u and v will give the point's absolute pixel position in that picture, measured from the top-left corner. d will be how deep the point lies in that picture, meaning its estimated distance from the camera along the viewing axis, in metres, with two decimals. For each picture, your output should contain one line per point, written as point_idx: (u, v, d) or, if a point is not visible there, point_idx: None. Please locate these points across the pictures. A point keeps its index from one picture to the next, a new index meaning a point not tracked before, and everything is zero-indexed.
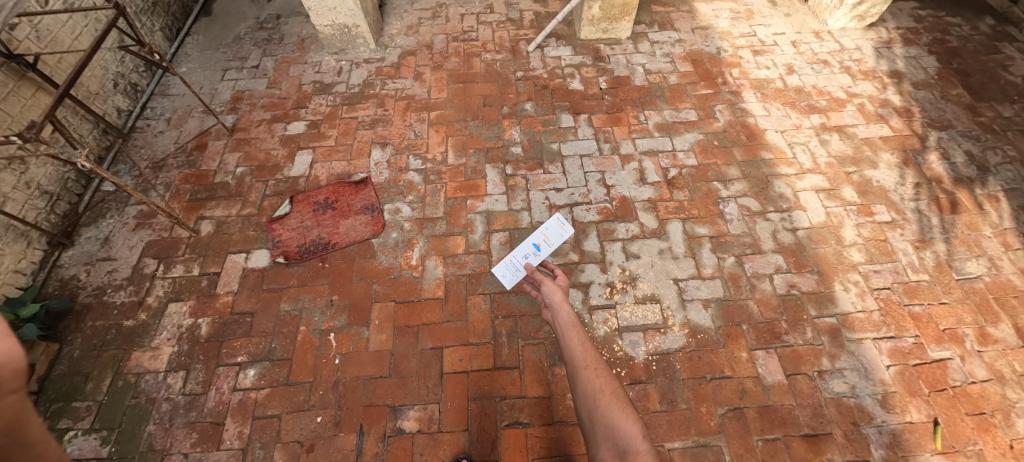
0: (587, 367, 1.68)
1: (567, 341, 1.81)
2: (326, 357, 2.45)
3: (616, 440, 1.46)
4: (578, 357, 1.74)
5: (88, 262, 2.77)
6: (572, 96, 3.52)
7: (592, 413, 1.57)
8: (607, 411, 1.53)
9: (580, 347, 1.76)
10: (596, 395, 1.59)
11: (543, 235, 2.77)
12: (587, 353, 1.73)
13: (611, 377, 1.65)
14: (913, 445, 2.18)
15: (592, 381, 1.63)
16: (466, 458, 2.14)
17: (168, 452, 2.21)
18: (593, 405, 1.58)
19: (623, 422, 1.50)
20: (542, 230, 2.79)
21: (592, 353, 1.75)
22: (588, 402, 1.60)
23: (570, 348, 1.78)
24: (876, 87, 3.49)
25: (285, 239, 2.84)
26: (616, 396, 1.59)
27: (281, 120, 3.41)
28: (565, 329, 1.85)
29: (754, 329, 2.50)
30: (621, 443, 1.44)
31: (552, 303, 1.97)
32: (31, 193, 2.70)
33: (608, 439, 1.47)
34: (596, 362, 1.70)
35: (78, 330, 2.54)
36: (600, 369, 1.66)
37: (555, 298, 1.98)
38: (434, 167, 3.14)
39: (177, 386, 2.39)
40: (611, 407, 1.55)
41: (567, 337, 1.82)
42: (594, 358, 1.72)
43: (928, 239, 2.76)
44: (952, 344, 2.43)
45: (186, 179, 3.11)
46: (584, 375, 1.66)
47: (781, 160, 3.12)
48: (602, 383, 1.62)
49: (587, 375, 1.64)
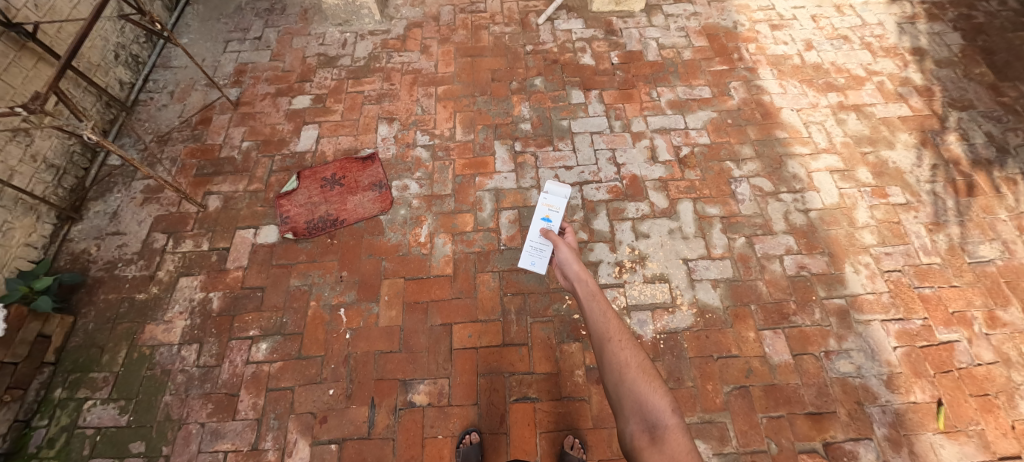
0: (613, 339, 1.67)
1: (590, 313, 1.83)
2: (337, 331, 2.48)
3: (645, 415, 1.46)
4: (602, 329, 1.74)
5: (98, 236, 2.77)
6: (583, 71, 3.43)
7: (619, 386, 1.56)
8: (634, 384, 1.53)
9: (604, 319, 1.76)
10: (622, 368, 1.58)
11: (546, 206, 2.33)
12: (611, 325, 1.73)
13: (636, 349, 1.64)
14: (915, 424, 2.21)
15: (617, 354, 1.62)
16: (476, 431, 2.19)
17: (185, 422, 2.27)
18: (620, 379, 1.57)
19: (652, 396, 1.50)
20: (543, 200, 2.33)
21: (616, 324, 1.73)
22: (614, 375, 1.59)
23: (593, 320, 1.78)
24: (897, 64, 3.39)
25: (293, 216, 2.82)
26: (643, 369, 1.58)
27: (285, 95, 3.34)
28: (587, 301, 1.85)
29: (762, 310, 2.50)
30: (651, 417, 1.45)
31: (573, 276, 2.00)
32: (37, 166, 2.68)
33: (637, 412, 1.48)
34: (621, 334, 1.69)
35: (91, 303, 2.57)
36: (625, 341, 1.65)
37: (575, 271, 2.01)
38: (442, 143, 3.10)
39: (191, 358, 2.43)
40: (638, 380, 1.54)
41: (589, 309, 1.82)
42: (618, 331, 1.71)
43: (941, 222, 2.73)
44: (960, 327, 2.43)
45: (191, 153, 3.08)
46: (610, 348, 1.66)
47: (795, 139, 3.06)
48: (628, 355, 1.62)
49: (612, 348, 1.63)
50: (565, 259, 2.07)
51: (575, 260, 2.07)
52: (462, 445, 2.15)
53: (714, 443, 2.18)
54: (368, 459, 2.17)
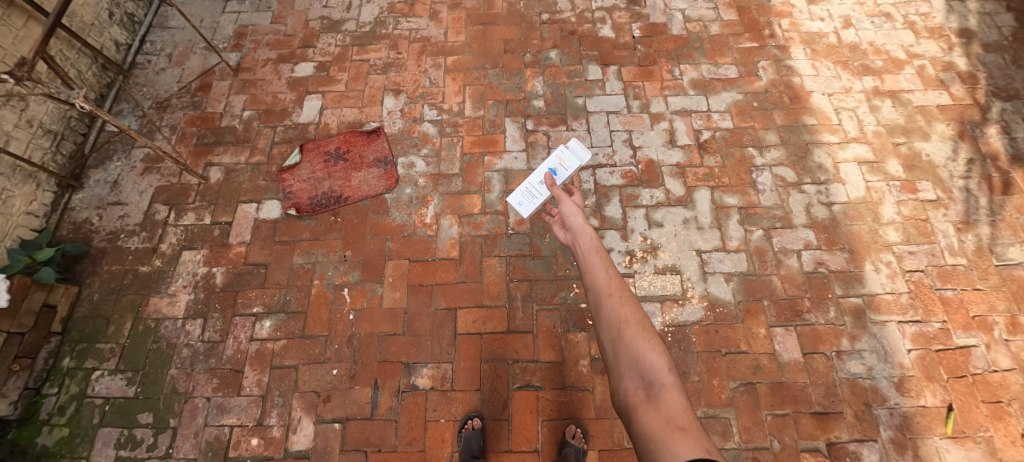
0: (611, 295, 1.60)
1: (590, 269, 1.75)
2: (340, 312, 2.46)
3: (641, 372, 1.39)
4: (602, 285, 1.67)
5: (99, 205, 2.72)
6: (601, 44, 3.22)
7: (616, 342, 1.49)
8: (632, 340, 1.46)
9: (604, 274, 1.69)
10: (621, 324, 1.52)
11: (558, 158, 2.42)
12: (611, 281, 1.66)
13: (636, 307, 1.58)
14: (922, 428, 2.18)
15: (616, 310, 1.55)
16: (478, 417, 2.19)
17: (191, 396, 2.29)
18: (617, 334, 1.50)
19: (650, 354, 1.43)
20: (558, 154, 2.44)
21: (617, 280, 1.66)
22: (612, 331, 1.53)
23: (593, 276, 1.71)
24: (941, 47, 3.15)
25: (296, 190, 2.75)
26: (642, 327, 1.52)
27: (287, 61, 3.19)
28: (589, 257, 1.77)
29: (775, 306, 2.43)
30: (647, 375, 1.37)
31: (575, 229, 1.91)
32: (33, 132, 2.59)
33: (633, 369, 1.41)
34: (621, 291, 1.62)
35: (95, 274, 2.56)
36: (625, 298, 1.58)
37: (578, 225, 1.92)
38: (450, 119, 2.96)
39: (195, 333, 2.43)
40: (636, 337, 1.47)
41: (590, 264, 1.75)
42: (618, 287, 1.64)
43: (972, 221, 2.60)
44: (980, 332, 2.36)
45: (192, 121, 2.97)
46: (608, 303, 1.59)
47: (824, 126, 2.88)
48: (627, 312, 1.55)
49: (611, 304, 1.56)
50: (569, 211, 1.98)
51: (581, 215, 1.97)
52: (464, 430, 2.15)
53: (717, 438, 2.17)
54: (371, 439, 2.19)
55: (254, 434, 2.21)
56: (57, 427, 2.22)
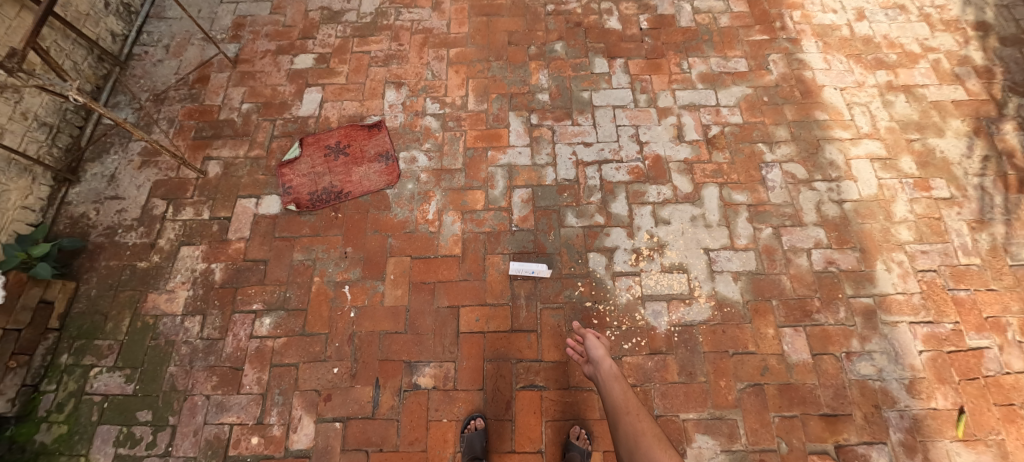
0: (628, 411, 1.69)
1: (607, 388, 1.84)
2: (341, 309, 2.42)
3: None
4: (619, 403, 1.75)
5: (96, 200, 2.68)
6: (608, 36, 3.15)
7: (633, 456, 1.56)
8: (648, 452, 1.53)
9: (622, 393, 1.78)
10: (637, 437, 1.60)
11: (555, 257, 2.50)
12: (627, 399, 1.76)
13: (652, 421, 1.66)
14: (932, 431, 2.14)
15: (633, 424, 1.64)
16: (481, 417, 2.15)
17: (190, 394, 2.27)
18: (634, 447, 1.58)
19: None
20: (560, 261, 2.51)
21: (633, 399, 1.76)
22: (630, 445, 1.60)
23: (609, 394, 1.80)
24: (956, 40, 3.06)
25: (296, 186, 2.69)
26: (658, 439, 1.59)
27: (287, 53, 3.12)
28: (607, 376, 1.87)
29: (784, 306, 2.39)
30: None
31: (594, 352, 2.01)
32: (28, 125, 2.54)
33: None
34: (638, 408, 1.71)
35: (93, 269, 2.52)
36: (642, 413, 1.67)
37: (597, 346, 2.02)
38: (453, 112, 2.90)
39: (194, 330, 2.39)
40: (651, 449, 1.54)
41: (607, 383, 1.84)
42: (635, 405, 1.73)
43: (986, 220, 2.54)
44: (992, 333, 2.31)
45: (189, 114, 2.92)
46: (625, 419, 1.68)
47: (836, 122, 2.82)
48: (643, 426, 1.63)
49: (627, 419, 1.66)
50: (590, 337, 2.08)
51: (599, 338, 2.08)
52: (467, 431, 2.11)
53: (723, 439, 2.13)
54: (373, 439, 2.16)
55: (254, 433, 2.18)
56: (56, 424, 2.19)
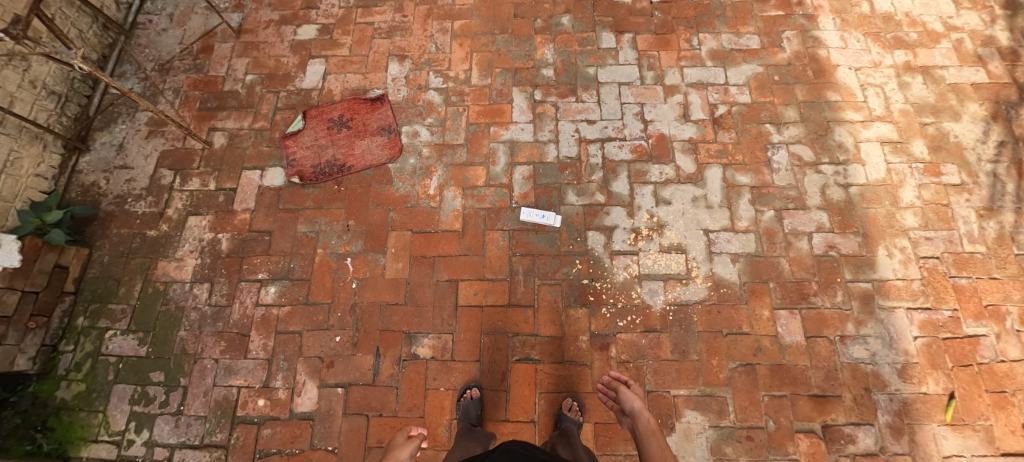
0: None
1: (646, 449, 1.71)
2: (343, 280, 2.47)
3: None
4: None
5: (106, 169, 2.74)
6: (617, 10, 3.06)
7: None
8: None
9: (660, 454, 1.66)
10: None
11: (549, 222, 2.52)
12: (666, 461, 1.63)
13: None
14: (921, 414, 2.17)
15: None
16: (477, 387, 2.22)
17: (200, 357, 2.37)
18: None
19: None
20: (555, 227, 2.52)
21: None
22: None
23: (648, 454, 1.69)
24: (983, 19, 2.94)
25: (299, 159, 2.72)
26: None
27: (290, 23, 3.09)
28: (645, 436, 1.76)
29: (781, 288, 2.40)
30: None
31: (630, 409, 1.87)
32: (37, 93, 2.57)
33: None
34: None
35: (104, 236, 2.60)
36: None
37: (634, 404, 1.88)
38: (456, 87, 2.87)
39: (202, 297, 2.48)
40: None
41: (646, 443, 1.73)
42: None
43: (995, 208, 2.50)
44: (991, 321, 2.30)
45: (194, 85, 2.93)
46: None
47: (848, 103, 2.74)
48: None
49: None
50: (625, 392, 1.94)
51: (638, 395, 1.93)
52: (462, 399, 2.18)
53: (712, 416, 2.19)
54: (373, 404, 2.25)
55: (260, 395, 2.29)
56: (75, 382, 2.32)
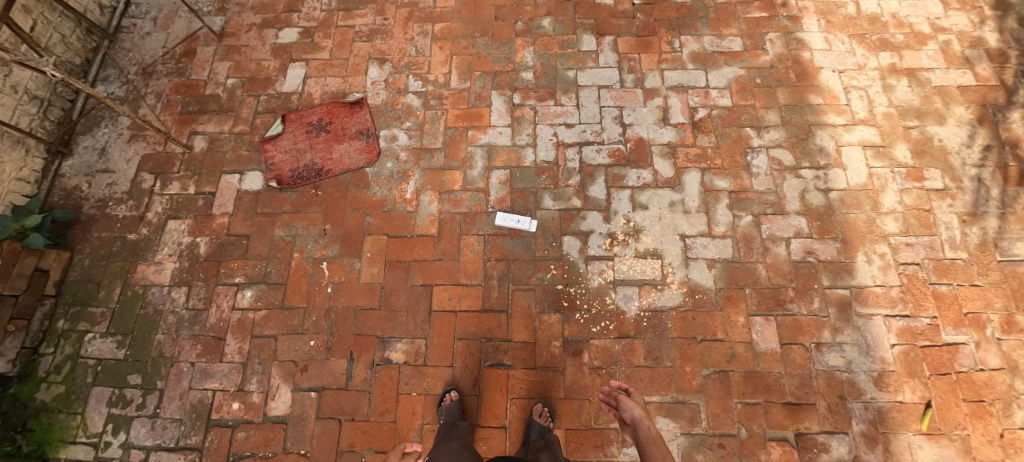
0: None
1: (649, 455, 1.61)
2: (319, 285, 2.48)
3: None
4: None
5: (88, 173, 2.77)
6: (599, 12, 3.04)
7: None
8: None
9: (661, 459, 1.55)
10: None
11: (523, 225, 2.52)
12: None
13: None
14: (896, 423, 2.14)
15: None
16: (456, 390, 2.22)
17: (177, 360, 2.39)
18: None
19: None
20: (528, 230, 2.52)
21: None
22: None
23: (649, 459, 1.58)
24: (971, 21, 2.90)
25: (278, 163, 2.73)
26: None
27: (272, 26, 3.10)
28: (647, 443, 1.66)
29: (757, 294, 2.37)
30: None
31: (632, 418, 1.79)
32: (19, 98, 2.59)
33: None
34: None
35: (86, 240, 2.63)
36: None
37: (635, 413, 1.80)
38: (435, 90, 2.87)
39: (180, 300, 2.50)
40: None
41: (648, 450, 1.62)
42: None
43: (979, 213, 2.46)
44: (970, 329, 2.27)
45: (176, 89, 2.95)
46: None
47: (830, 106, 2.71)
48: None
49: None
50: (627, 402, 1.87)
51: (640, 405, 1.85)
52: (443, 403, 2.18)
53: (684, 423, 2.17)
54: (346, 408, 2.27)
55: (235, 399, 2.31)
56: (54, 384, 2.35)
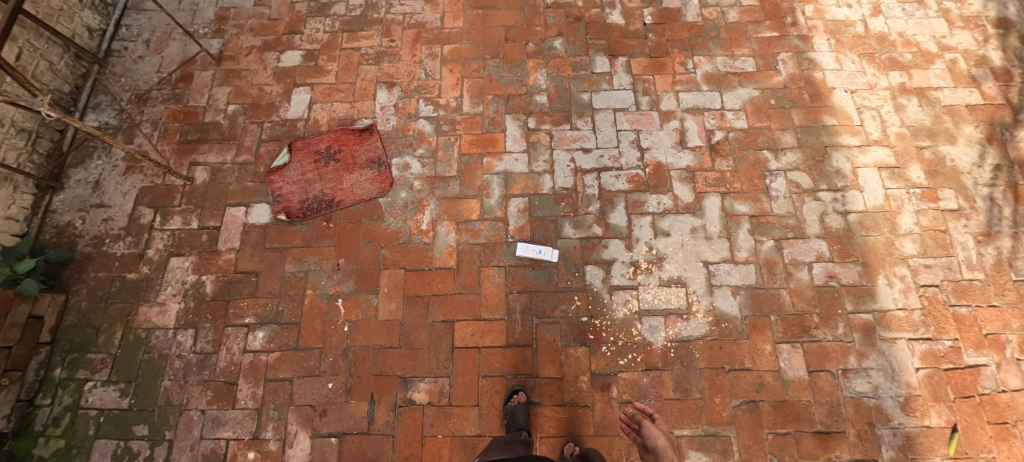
0: None
1: None
2: (335, 323, 2.39)
3: None
4: None
5: (82, 208, 2.61)
6: (610, 32, 3.01)
7: None
8: None
9: None
10: None
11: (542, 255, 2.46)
12: None
13: None
14: (924, 448, 2.13)
15: None
16: (523, 392, 2.20)
17: (185, 408, 2.25)
18: None
19: None
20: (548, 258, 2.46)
21: None
22: None
23: None
24: (975, 39, 2.94)
25: (286, 194, 2.62)
26: None
27: (273, 49, 2.98)
28: None
29: (783, 322, 2.36)
30: None
31: (653, 447, 1.75)
32: (6, 131, 2.44)
33: None
34: None
35: (82, 280, 2.48)
36: None
37: (657, 443, 1.76)
38: (447, 115, 2.79)
39: (187, 344, 2.37)
40: None
41: None
42: None
43: (993, 233, 2.50)
44: (991, 351, 2.29)
45: (174, 116, 2.81)
46: None
47: (845, 127, 2.72)
48: None
49: None
50: (648, 430, 1.82)
51: (662, 433, 1.81)
52: (509, 404, 2.18)
53: (716, 456, 2.13)
54: (368, 454, 2.16)
55: (250, 448, 2.17)
56: (53, 438, 2.18)
